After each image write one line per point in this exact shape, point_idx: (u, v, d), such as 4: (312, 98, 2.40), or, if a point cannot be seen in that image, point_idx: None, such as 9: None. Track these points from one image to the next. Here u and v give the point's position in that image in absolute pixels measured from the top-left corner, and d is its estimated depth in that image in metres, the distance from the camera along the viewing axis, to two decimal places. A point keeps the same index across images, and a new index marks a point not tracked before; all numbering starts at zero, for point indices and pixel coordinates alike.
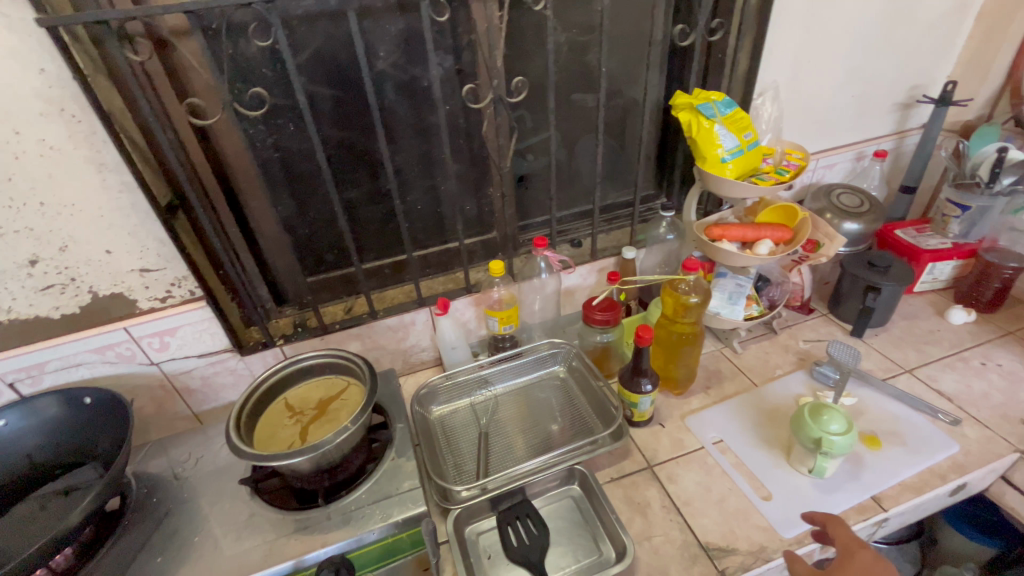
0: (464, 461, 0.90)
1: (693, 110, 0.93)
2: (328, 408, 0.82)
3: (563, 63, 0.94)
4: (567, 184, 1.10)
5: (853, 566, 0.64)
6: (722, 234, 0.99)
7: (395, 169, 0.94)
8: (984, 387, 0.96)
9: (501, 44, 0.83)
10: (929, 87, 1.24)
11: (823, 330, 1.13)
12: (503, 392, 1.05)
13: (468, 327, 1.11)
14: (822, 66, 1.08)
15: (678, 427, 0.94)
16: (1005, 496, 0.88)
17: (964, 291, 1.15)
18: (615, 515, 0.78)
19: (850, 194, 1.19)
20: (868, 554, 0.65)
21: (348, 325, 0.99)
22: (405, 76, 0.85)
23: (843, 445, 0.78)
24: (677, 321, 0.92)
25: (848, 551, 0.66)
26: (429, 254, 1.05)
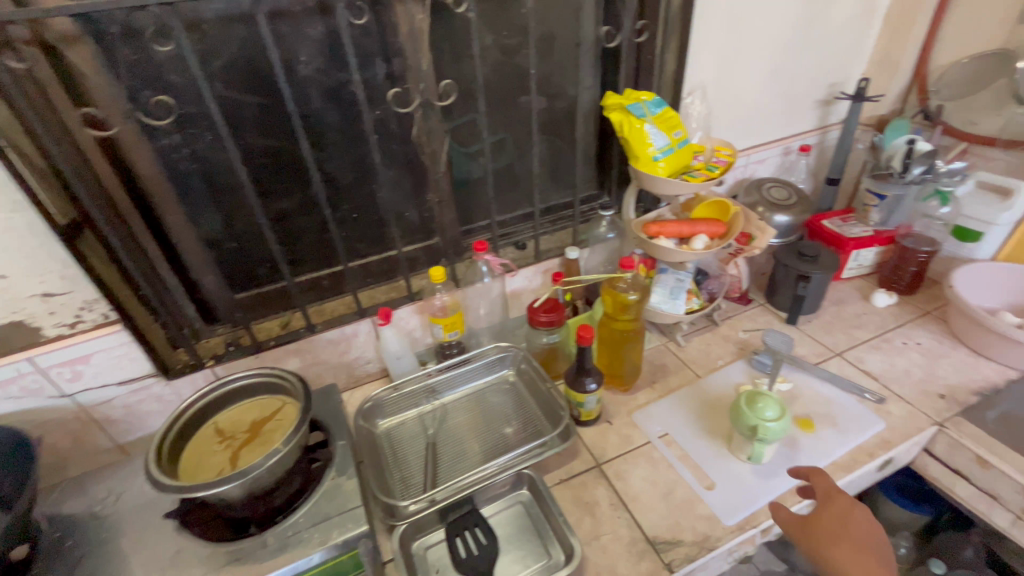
0: (411, 474, 0.88)
1: (624, 110, 0.94)
2: (262, 430, 0.78)
3: (492, 66, 0.93)
4: (508, 187, 1.09)
5: (834, 509, 0.72)
6: (659, 230, 1.02)
7: (327, 178, 0.90)
8: (905, 365, 1.02)
9: (426, 47, 0.81)
10: (846, 84, 1.31)
11: (761, 319, 1.17)
12: (452, 401, 1.03)
13: (414, 335, 1.08)
14: (747, 65, 1.13)
15: (625, 423, 0.95)
16: (928, 467, 0.94)
17: (886, 275, 1.22)
18: (562, 517, 0.78)
19: (779, 188, 1.25)
20: (845, 498, 0.73)
21: (285, 340, 0.95)
22: (330, 81, 0.82)
23: (778, 431, 0.80)
24: (620, 318, 0.93)
25: (827, 498, 0.73)
26: (369, 264, 1.02)
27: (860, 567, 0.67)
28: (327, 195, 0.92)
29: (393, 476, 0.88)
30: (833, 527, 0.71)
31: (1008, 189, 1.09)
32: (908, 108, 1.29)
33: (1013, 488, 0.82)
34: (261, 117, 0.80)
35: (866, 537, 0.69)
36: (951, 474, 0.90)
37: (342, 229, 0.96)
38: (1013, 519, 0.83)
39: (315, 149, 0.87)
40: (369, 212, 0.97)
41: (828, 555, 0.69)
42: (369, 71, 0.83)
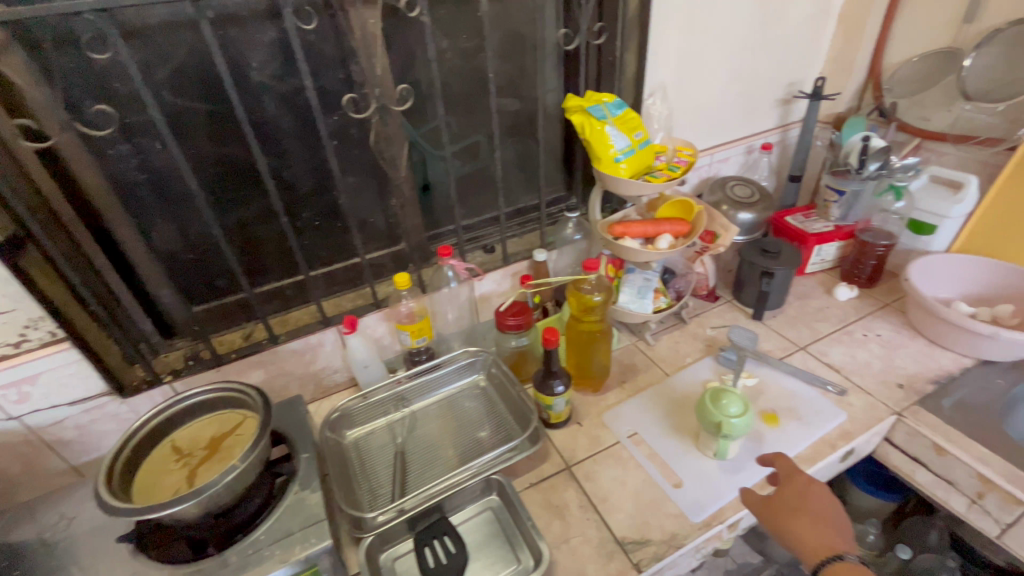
0: (379, 485, 0.87)
1: (585, 113, 0.95)
2: (221, 447, 0.76)
3: (451, 70, 0.93)
4: (474, 191, 1.09)
5: (796, 487, 0.73)
6: (624, 231, 1.02)
7: (285, 185, 0.89)
8: (866, 357, 1.05)
9: (381, 51, 0.80)
10: (804, 83, 1.34)
11: (728, 316, 1.19)
12: (423, 408, 1.02)
13: (382, 343, 1.07)
14: (706, 65, 1.14)
15: (595, 424, 0.95)
16: (889, 456, 0.96)
17: (847, 269, 1.25)
18: (531, 522, 0.77)
19: (743, 185, 1.27)
20: (806, 477, 0.74)
21: (247, 352, 0.93)
22: (284, 87, 0.81)
23: (742, 426, 0.81)
24: (586, 320, 0.94)
25: (790, 479, 0.75)
26: (334, 271, 1.00)
27: (818, 541, 0.68)
28: (286, 203, 0.90)
29: (361, 487, 0.87)
30: (795, 505, 0.72)
31: (959, 182, 1.14)
32: (864, 106, 1.33)
33: (968, 473, 0.85)
34: (213, 124, 0.78)
35: (825, 512, 0.70)
36: (911, 461, 0.93)
37: (303, 237, 0.94)
38: (969, 503, 0.86)
39: (272, 156, 0.85)
40: (331, 219, 0.95)
41: (789, 531, 0.70)
42: (325, 77, 0.82)
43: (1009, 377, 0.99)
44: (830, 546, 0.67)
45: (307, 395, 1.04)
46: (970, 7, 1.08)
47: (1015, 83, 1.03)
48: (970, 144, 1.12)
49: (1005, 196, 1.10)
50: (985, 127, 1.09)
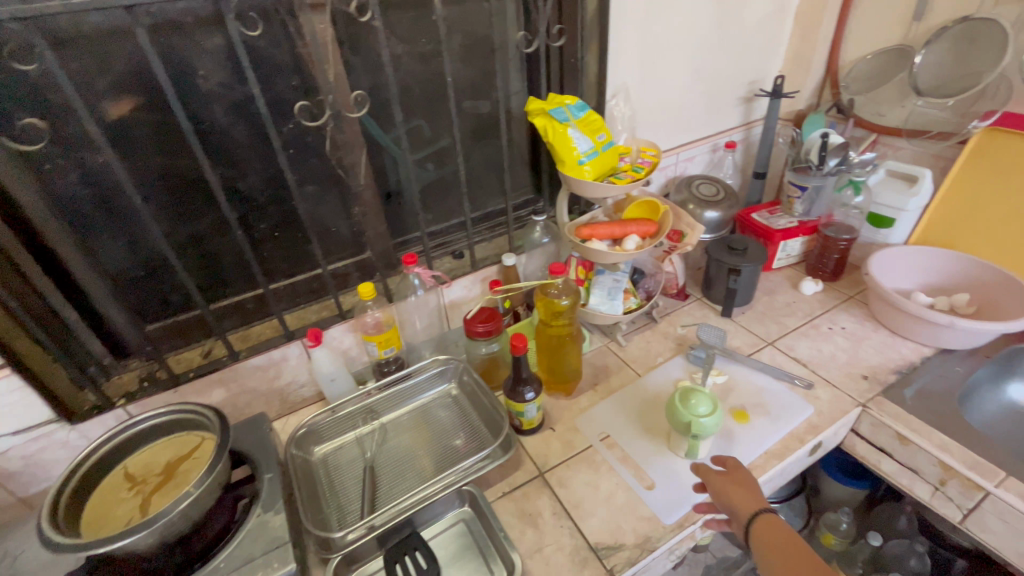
0: (348, 502, 0.85)
1: (547, 115, 0.94)
2: (177, 472, 0.73)
3: (410, 75, 0.92)
4: (439, 196, 1.08)
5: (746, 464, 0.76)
6: (590, 233, 1.02)
7: (240, 197, 0.85)
8: (831, 349, 1.07)
9: (334, 57, 0.78)
10: (765, 82, 1.36)
11: (697, 313, 1.19)
12: (394, 420, 1.00)
13: (350, 354, 1.05)
14: (668, 66, 1.15)
15: (568, 428, 0.94)
16: (856, 446, 0.98)
17: (812, 263, 1.27)
18: (503, 532, 0.77)
19: (708, 184, 1.28)
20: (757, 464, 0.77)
21: (206, 371, 0.90)
22: (235, 95, 0.78)
23: (711, 426, 0.81)
24: (554, 324, 0.93)
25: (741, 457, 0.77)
26: (297, 283, 0.98)
27: (751, 502, 0.70)
28: (242, 215, 0.87)
29: (330, 505, 0.84)
30: (742, 475, 0.74)
31: (914, 176, 1.17)
32: (823, 103, 1.36)
33: (930, 461, 0.87)
34: (159, 135, 0.75)
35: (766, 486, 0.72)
36: (877, 451, 0.95)
37: (262, 249, 0.91)
38: (933, 490, 0.88)
39: (225, 167, 0.82)
40: (291, 230, 0.93)
41: (728, 491, 0.72)
42: (278, 84, 0.79)
43: (966, 364, 1.02)
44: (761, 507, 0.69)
45: (273, 412, 1.01)
46: (918, 6, 1.11)
47: (968, 77, 1.05)
48: (923, 138, 1.15)
49: (957, 188, 1.13)
50: (938, 121, 1.11)
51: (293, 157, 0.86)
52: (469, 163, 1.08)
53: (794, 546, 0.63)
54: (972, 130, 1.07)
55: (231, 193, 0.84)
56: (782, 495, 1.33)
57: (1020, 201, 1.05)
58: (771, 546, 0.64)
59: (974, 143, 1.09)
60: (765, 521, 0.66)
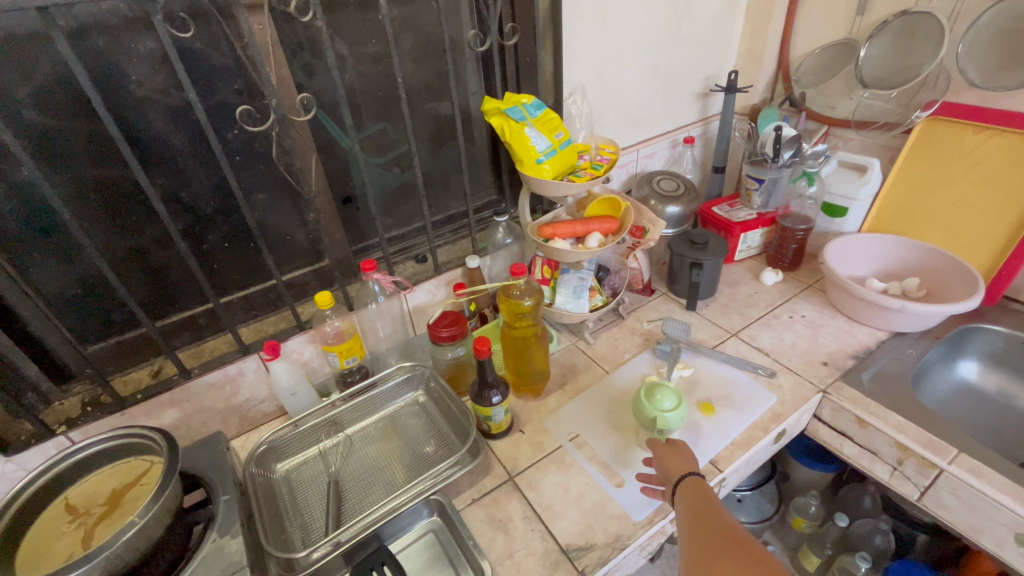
0: (312, 519, 0.82)
1: (503, 115, 0.93)
2: (124, 500, 0.69)
3: (360, 77, 0.90)
4: (398, 200, 1.06)
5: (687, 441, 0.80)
6: (553, 232, 1.01)
7: (185, 206, 0.82)
8: (792, 338, 1.09)
9: (277, 60, 0.75)
10: (720, 77, 1.39)
11: (663, 308, 1.20)
12: (360, 431, 0.97)
13: (312, 366, 1.01)
14: (623, 63, 1.16)
15: (537, 430, 0.94)
16: (819, 432, 1.00)
17: (772, 254, 1.30)
18: (472, 540, 0.76)
19: (669, 179, 1.30)
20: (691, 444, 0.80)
21: (155, 392, 0.85)
22: (172, 101, 0.74)
23: (676, 420, 0.82)
24: (519, 325, 0.92)
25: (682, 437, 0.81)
26: (251, 295, 0.94)
27: (681, 466, 0.74)
28: (187, 226, 0.83)
29: (293, 525, 0.81)
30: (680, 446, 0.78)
31: (863, 165, 1.21)
32: (777, 97, 1.39)
33: (888, 442, 0.89)
34: (91, 145, 0.71)
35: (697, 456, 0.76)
36: (838, 435, 0.97)
37: (212, 261, 0.88)
38: (892, 470, 0.90)
39: (165, 176, 0.78)
40: (242, 240, 0.89)
41: (663, 457, 0.76)
42: (220, 88, 0.76)
43: (919, 346, 1.05)
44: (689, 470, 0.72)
45: (231, 430, 0.97)
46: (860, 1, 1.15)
47: (910, 69, 1.08)
48: (871, 129, 1.18)
49: (904, 176, 1.17)
50: (883, 113, 1.15)
51: (239, 163, 0.83)
52: (427, 165, 1.06)
53: (710, 501, 0.66)
54: (915, 120, 1.10)
55: (173, 203, 0.80)
56: (753, 483, 1.35)
57: (960, 188, 1.09)
58: (690, 498, 0.67)
59: (917, 132, 1.13)
60: (691, 480, 0.70)
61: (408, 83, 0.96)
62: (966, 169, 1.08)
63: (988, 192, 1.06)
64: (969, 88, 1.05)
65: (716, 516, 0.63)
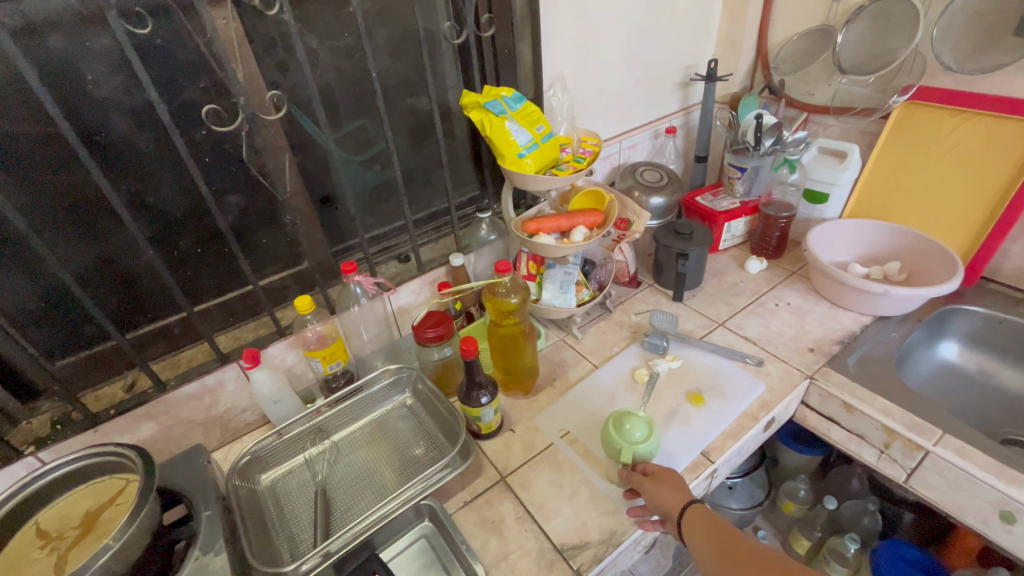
0: (300, 530, 0.80)
1: (482, 109, 0.91)
2: (98, 522, 0.65)
3: (332, 72, 0.86)
4: (377, 199, 1.03)
5: (663, 470, 0.76)
6: (537, 228, 1.00)
7: (154, 211, 0.78)
8: (779, 325, 1.09)
9: (245, 58, 0.72)
10: (699, 66, 1.38)
11: (650, 300, 1.20)
12: (347, 437, 0.95)
13: (295, 372, 0.98)
14: (603, 54, 1.14)
15: (528, 428, 0.93)
16: (807, 418, 1.01)
17: (757, 242, 1.30)
18: (465, 545, 0.75)
19: (652, 170, 1.29)
20: (661, 468, 0.77)
21: (130, 407, 0.81)
22: (132, 102, 0.71)
23: (648, 451, 0.79)
24: (505, 323, 0.91)
25: (660, 469, 0.76)
26: (228, 302, 0.91)
27: (675, 499, 0.71)
28: (158, 233, 0.80)
29: (279, 536, 0.79)
30: (666, 480, 0.74)
31: (843, 152, 1.22)
32: (756, 85, 1.39)
33: (875, 426, 0.90)
34: (46, 151, 0.67)
35: (680, 479, 0.74)
36: (826, 421, 0.98)
37: (185, 268, 0.84)
38: (879, 453, 0.91)
39: (128, 181, 0.75)
40: (216, 245, 0.86)
41: (653, 494, 0.72)
42: (185, 86, 0.72)
43: (902, 330, 1.06)
44: (685, 500, 0.70)
45: (211, 442, 0.93)
46: None
47: (885, 54, 1.09)
48: (849, 115, 1.19)
49: (883, 161, 1.18)
50: (860, 99, 1.16)
51: (209, 165, 0.79)
52: (407, 162, 1.04)
53: (721, 527, 0.66)
54: (892, 105, 1.10)
55: (140, 209, 0.77)
56: (744, 469, 1.36)
57: (938, 171, 1.11)
58: (704, 533, 0.66)
59: (895, 117, 1.14)
60: (695, 510, 0.68)
61: (384, 78, 0.93)
62: (943, 153, 1.09)
63: (964, 173, 1.07)
64: (944, 71, 1.06)
65: (739, 544, 0.64)
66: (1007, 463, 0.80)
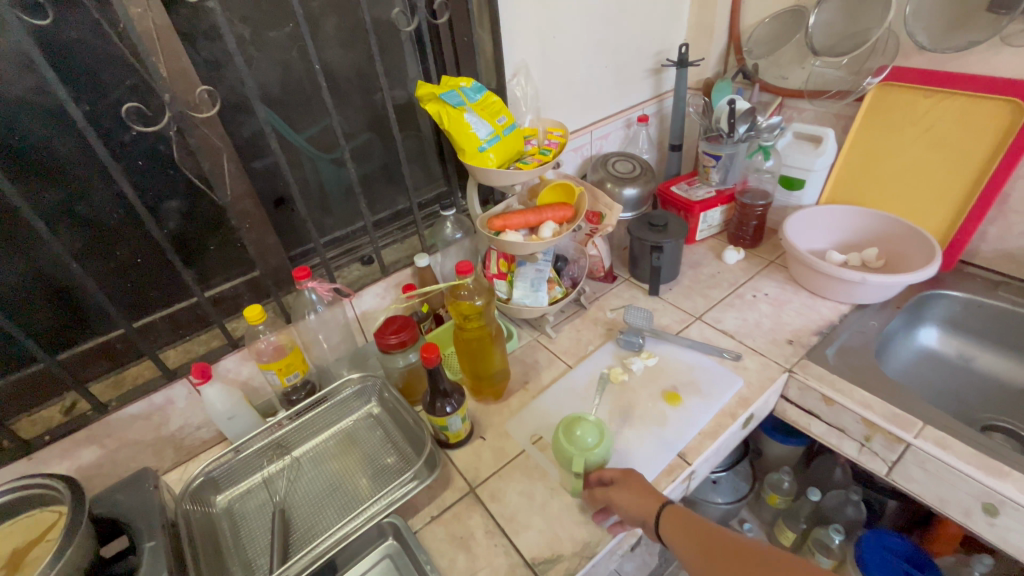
0: (255, 555, 0.76)
1: (439, 100, 0.86)
2: (25, 561, 0.60)
3: (275, 66, 0.81)
4: (335, 200, 0.98)
5: (630, 474, 0.73)
6: (504, 224, 0.95)
7: (82, 220, 0.73)
8: (756, 317, 1.06)
9: (170, 52, 0.66)
10: (671, 51, 1.34)
11: (625, 295, 1.16)
12: (309, 451, 0.90)
13: (252, 385, 0.93)
14: (568, 41, 1.09)
15: (498, 435, 0.89)
16: (788, 412, 0.98)
17: (733, 232, 1.27)
18: (430, 564, 0.71)
19: (624, 161, 1.26)
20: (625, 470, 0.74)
21: (68, 431, 0.76)
22: (46, 102, 0.65)
23: (601, 456, 0.77)
24: (472, 328, 0.86)
25: (625, 474, 0.73)
26: (175, 315, 0.85)
27: (647, 504, 0.68)
28: (88, 244, 0.74)
29: (234, 563, 0.75)
30: (635, 483, 0.71)
31: (818, 136, 1.18)
32: (729, 69, 1.35)
33: (855, 419, 0.88)
34: None
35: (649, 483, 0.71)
36: (806, 414, 0.95)
37: (123, 280, 0.79)
38: (860, 447, 0.89)
39: (51, 189, 0.69)
40: (156, 255, 0.80)
41: (625, 503, 0.69)
42: (111, 85, 0.68)
43: (881, 318, 1.04)
44: (656, 503, 0.67)
45: (164, 463, 0.88)
46: None
47: (859, 34, 1.05)
48: (824, 98, 1.16)
49: (859, 144, 1.16)
50: (835, 81, 1.13)
51: (143, 169, 0.74)
52: (364, 160, 0.99)
53: (699, 523, 0.64)
54: (867, 87, 1.09)
55: (65, 219, 0.71)
56: (728, 462, 1.33)
57: (913, 154, 1.08)
58: (682, 532, 0.63)
59: (870, 100, 1.11)
60: (671, 512, 0.66)
61: (333, 70, 0.88)
62: (918, 135, 1.07)
63: (939, 156, 1.05)
64: (918, 51, 1.03)
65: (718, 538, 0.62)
66: (988, 452, 0.78)
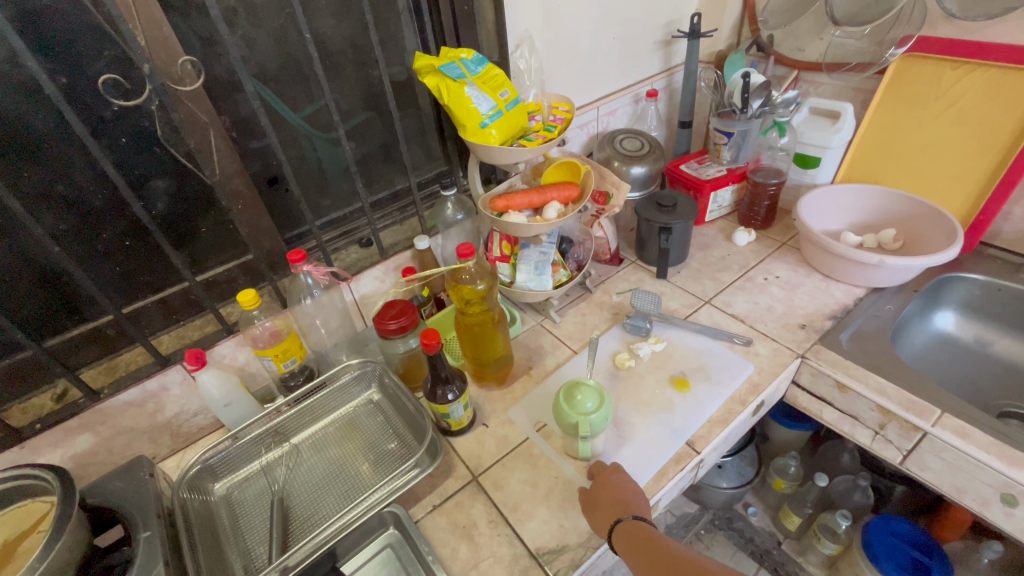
0: (254, 545, 0.75)
1: (438, 73, 0.81)
2: (17, 552, 0.58)
3: (263, 37, 0.77)
4: (331, 179, 0.94)
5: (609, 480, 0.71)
6: (507, 205, 0.91)
7: (64, 200, 0.70)
8: (768, 301, 1.03)
9: (149, 20, 0.61)
10: (682, 21, 1.27)
11: (632, 278, 1.13)
12: (308, 438, 0.88)
13: (249, 370, 0.91)
14: (575, 10, 1.04)
15: (501, 422, 0.86)
16: (798, 398, 0.96)
17: (744, 213, 1.23)
18: (432, 555, 0.70)
19: (632, 138, 1.21)
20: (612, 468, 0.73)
21: (59, 417, 0.74)
22: (21, 74, 0.61)
23: (601, 421, 0.74)
24: (472, 313, 0.83)
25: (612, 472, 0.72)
26: (167, 299, 0.83)
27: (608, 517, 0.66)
28: (74, 227, 0.72)
29: (233, 552, 0.74)
30: (609, 493, 0.69)
31: (835, 111, 1.13)
32: (743, 41, 1.29)
33: (869, 406, 0.85)
34: None
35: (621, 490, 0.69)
36: (817, 401, 0.92)
37: (110, 264, 0.76)
38: (873, 434, 0.87)
39: (30, 169, 0.66)
40: (145, 237, 0.77)
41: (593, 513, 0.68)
42: (90, 57, 0.64)
43: (897, 302, 1.00)
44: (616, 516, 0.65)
45: (162, 450, 0.86)
46: None
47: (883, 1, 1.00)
48: (842, 71, 1.11)
49: (879, 119, 1.10)
50: (854, 53, 1.07)
51: (126, 147, 0.71)
52: (361, 138, 0.95)
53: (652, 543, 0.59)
54: (890, 59, 1.03)
55: (46, 200, 0.68)
56: (734, 447, 1.32)
57: (936, 130, 1.03)
58: (632, 549, 0.60)
59: (892, 72, 1.06)
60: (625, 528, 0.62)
61: (326, 41, 0.83)
62: (941, 110, 1.01)
63: (963, 132, 0.99)
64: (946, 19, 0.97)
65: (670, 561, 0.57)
66: (1008, 441, 0.75)
